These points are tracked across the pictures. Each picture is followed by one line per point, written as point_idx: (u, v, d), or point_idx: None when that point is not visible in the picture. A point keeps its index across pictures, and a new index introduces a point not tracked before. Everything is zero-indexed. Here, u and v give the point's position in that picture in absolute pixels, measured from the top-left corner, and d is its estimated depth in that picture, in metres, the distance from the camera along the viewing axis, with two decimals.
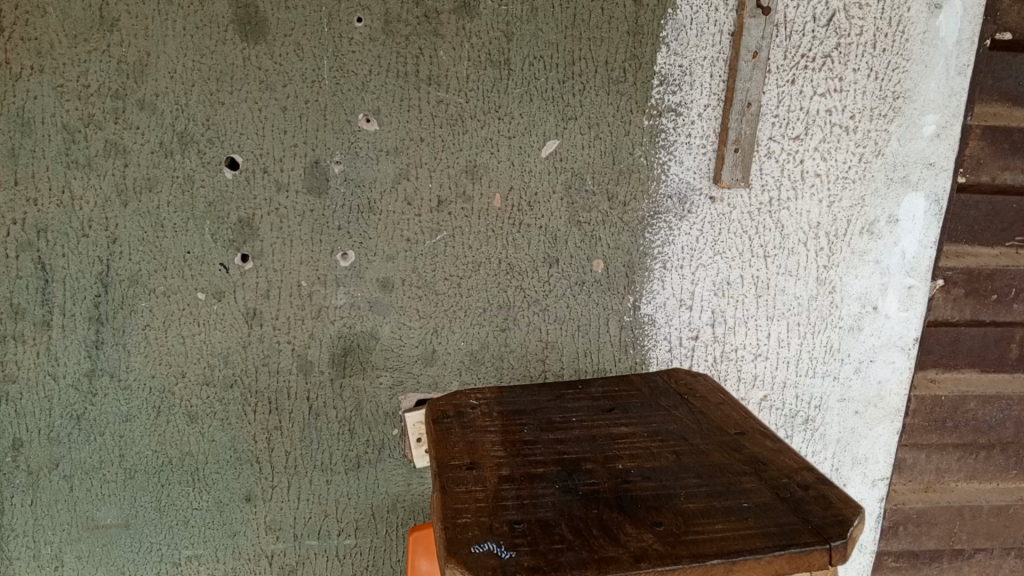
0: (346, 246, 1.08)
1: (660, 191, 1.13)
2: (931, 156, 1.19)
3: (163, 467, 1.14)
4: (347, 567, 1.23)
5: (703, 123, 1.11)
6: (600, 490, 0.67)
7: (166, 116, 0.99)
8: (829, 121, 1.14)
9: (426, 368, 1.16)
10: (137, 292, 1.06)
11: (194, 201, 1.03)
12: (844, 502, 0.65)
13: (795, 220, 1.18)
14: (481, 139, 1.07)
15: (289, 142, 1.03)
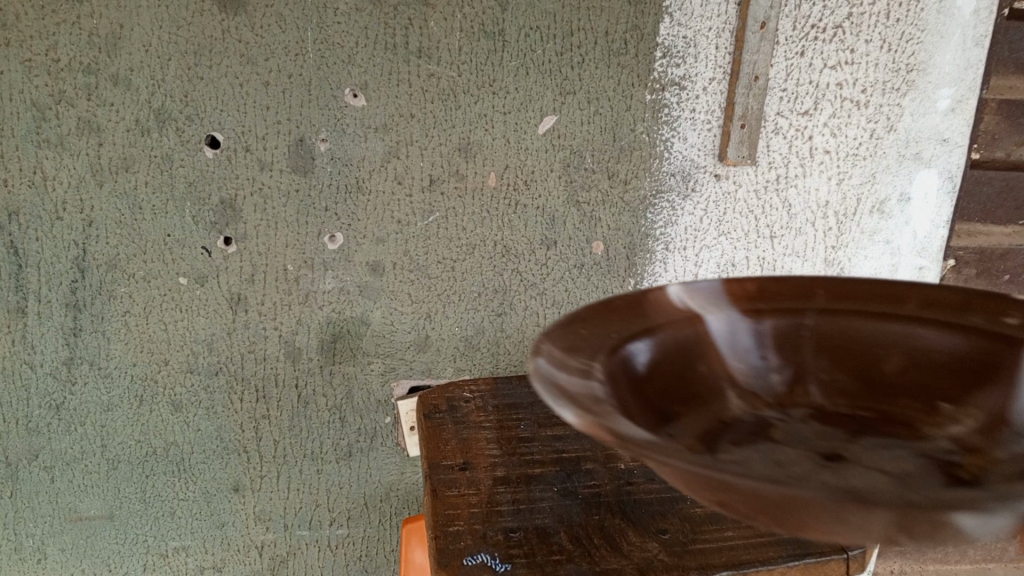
0: (334, 228, 1.04)
1: (663, 169, 1.08)
2: (945, 132, 1.13)
3: (147, 457, 1.10)
4: (339, 557, 1.20)
5: (707, 97, 1.06)
6: (601, 494, 0.63)
7: (142, 92, 0.94)
8: (839, 95, 1.09)
9: (419, 355, 1.12)
10: (115, 277, 1.01)
11: (174, 181, 0.98)
12: None
13: (803, 199, 1.14)
14: (475, 115, 1.02)
15: (272, 119, 0.98)
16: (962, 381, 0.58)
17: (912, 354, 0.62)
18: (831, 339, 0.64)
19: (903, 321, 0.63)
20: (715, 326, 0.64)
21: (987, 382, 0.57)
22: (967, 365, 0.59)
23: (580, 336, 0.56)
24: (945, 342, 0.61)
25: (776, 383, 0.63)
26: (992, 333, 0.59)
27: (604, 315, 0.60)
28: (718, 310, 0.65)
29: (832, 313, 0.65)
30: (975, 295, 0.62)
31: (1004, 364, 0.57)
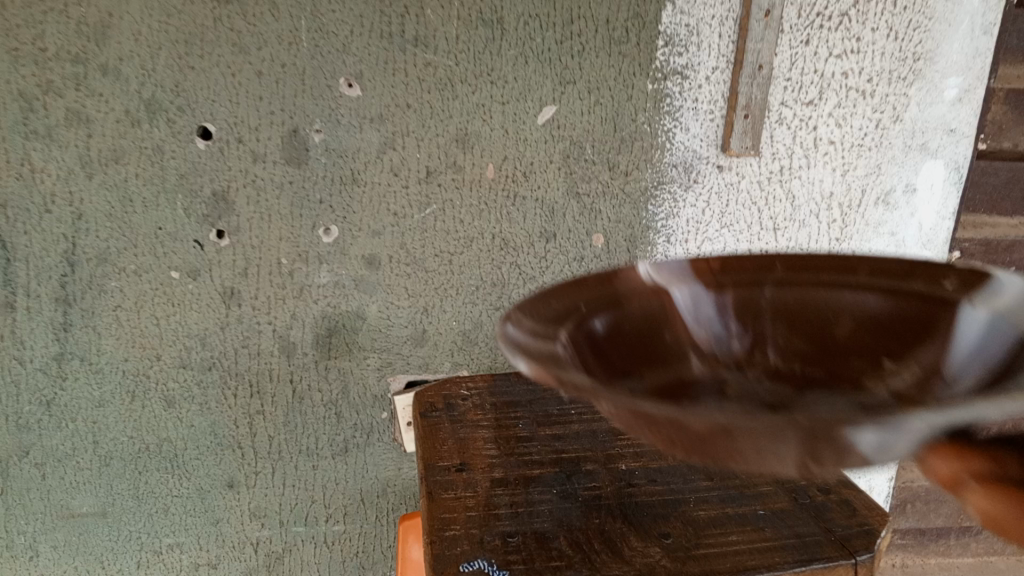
0: (329, 221, 1.01)
1: (665, 160, 1.06)
2: (952, 121, 1.11)
3: (140, 454, 1.08)
4: (335, 554, 1.19)
5: (710, 87, 1.04)
6: (602, 496, 0.62)
7: (131, 82, 0.92)
8: (844, 84, 1.06)
9: (417, 349, 1.10)
10: (106, 271, 0.99)
11: (165, 173, 0.96)
12: (869, 509, 0.60)
13: (807, 190, 1.12)
14: (473, 105, 0.99)
15: (265, 109, 0.95)
16: (905, 341, 0.57)
17: (858, 318, 0.61)
18: (790, 308, 0.64)
19: (853, 287, 0.62)
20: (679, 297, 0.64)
21: (926, 340, 0.56)
22: (908, 327, 0.58)
23: (549, 306, 0.57)
24: (891, 307, 0.60)
25: (737, 350, 0.63)
26: (933, 296, 0.58)
27: (573, 288, 0.61)
28: (681, 282, 0.65)
29: (788, 282, 0.65)
30: (921, 262, 0.61)
31: (943, 325, 0.55)
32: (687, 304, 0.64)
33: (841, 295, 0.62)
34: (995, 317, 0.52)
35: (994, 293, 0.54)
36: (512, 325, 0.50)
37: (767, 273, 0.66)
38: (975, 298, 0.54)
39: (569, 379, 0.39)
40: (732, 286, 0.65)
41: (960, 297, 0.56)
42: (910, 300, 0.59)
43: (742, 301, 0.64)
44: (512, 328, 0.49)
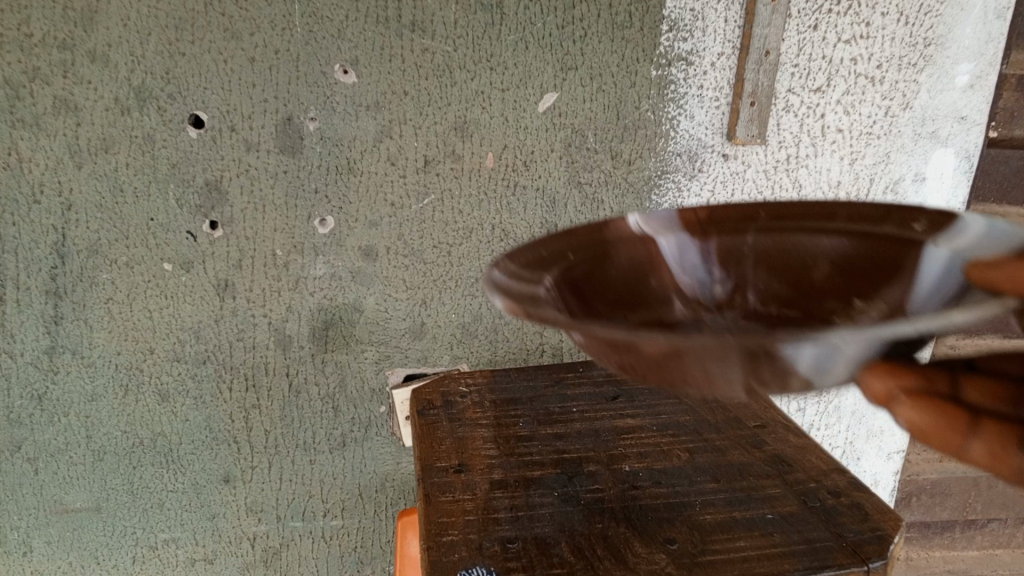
0: (324, 212, 0.99)
1: (669, 149, 1.04)
2: (963, 109, 1.08)
3: (134, 448, 1.06)
4: (334, 549, 1.17)
5: (716, 74, 1.01)
6: (604, 499, 0.60)
7: (120, 68, 0.89)
8: (853, 71, 1.04)
9: (415, 342, 1.08)
10: (97, 263, 0.97)
11: (156, 162, 0.94)
12: (881, 513, 0.58)
13: (813, 179, 1.09)
14: (472, 92, 0.97)
15: (259, 97, 0.93)
16: (876, 284, 0.54)
17: (831, 263, 0.57)
18: (771, 257, 0.60)
19: (827, 233, 0.58)
20: (664, 247, 0.62)
21: (895, 281, 0.52)
22: (879, 267, 0.54)
23: (535, 254, 0.57)
24: (866, 252, 0.56)
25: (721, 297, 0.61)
26: (906, 239, 0.54)
27: (560, 238, 0.61)
28: (667, 232, 0.62)
29: (770, 229, 0.61)
30: (898, 206, 0.57)
31: (912, 267, 0.51)
32: (674, 253, 0.62)
33: (816, 239, 0.59)
34: (959, 255, 0.48)
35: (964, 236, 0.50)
36: (497, 271, 0.52)
37: (751, 221, 0.62)
38: (941, 239, 0.51)
39: (540, 313, 0.42)
40: (716, 235, 0.62)
41: (930, 241, 0.51)
42: (882, 243, 0.55)
43: (725, 247, 0.62)
44: (496, 274, 0.51)
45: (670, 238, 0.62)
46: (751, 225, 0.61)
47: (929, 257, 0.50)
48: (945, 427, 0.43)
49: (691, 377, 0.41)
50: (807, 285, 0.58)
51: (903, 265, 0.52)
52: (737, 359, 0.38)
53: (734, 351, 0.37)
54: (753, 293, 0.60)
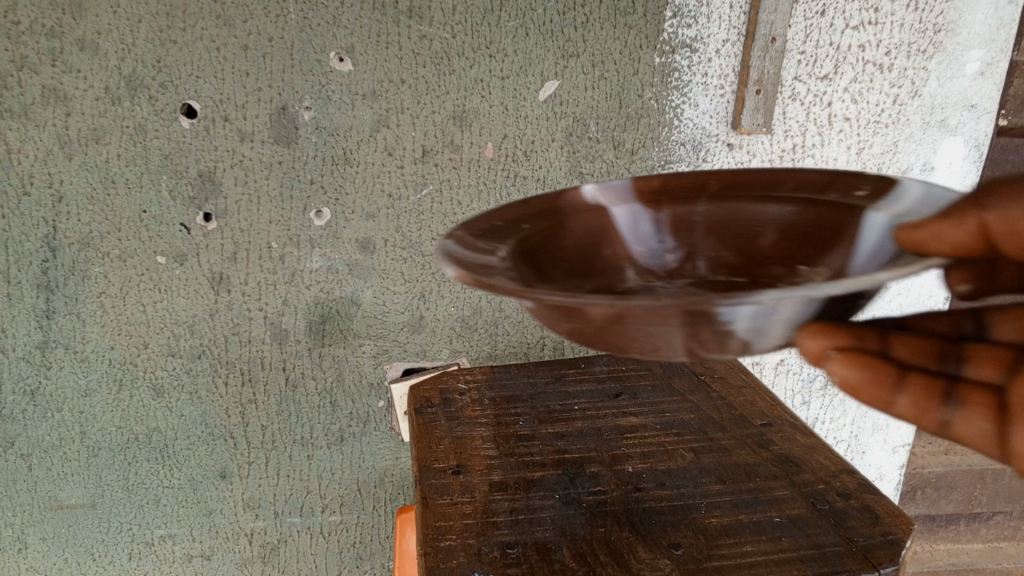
0: (320, 203, 0.97)
1: (672, 138, 1.01)
2: (973, 96, 1.05)
3: (128, 444, 1.05)
4: (332, 544, 1.16)
5: (721, 61, 0.98)
6: (607, 502, 0.58)
7: (110, 57, 0.87)
8: (861, 57, 1.01)
9: (414, 336, 1.06)
10: (88, 256, 0.95)
11: (148, 153, 0.92)
12: (893, 516, 0.56)
13: (820, 168, 1.07)
14: (471, 80, 0.95)
15: (252, 85, 0.91)
16: (821, 248, 0.53)
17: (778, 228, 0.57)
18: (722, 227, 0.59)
19: (773, 201, 0.58)
20: (618, 217, 0.60)
21: (842, 244, 0.52)
22: (825, 234, 0.54)
23: (490, 226, 0.57)
24: (813, 220, 0.55)
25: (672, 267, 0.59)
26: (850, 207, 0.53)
27: (514, 209, 0.59)
28: (622, 205, 0.61)
29: (720, 199, 0.60)
30: (842, 171, 0.56)
31: (856, 234, 0.51)
32: (629, 222, 0.60)
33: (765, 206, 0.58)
34: (898, 218, 0.48)
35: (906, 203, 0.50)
36: (450, 241, 0.51)
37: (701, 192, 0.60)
38: (881, 204, 0.51)
39: (491, 278, 0.42)
40: (668, 205, 0.61)
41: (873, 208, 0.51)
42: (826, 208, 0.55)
43: (677, 216, 0.60)
44: (450, 243, 0.50)
45: (624, 208, 0.60)
46: (702, 195, 0.60)
47: (871, 220, 0.50)
48: (874, 378, 0.42)
49: (636, 340, 0.42)
50: (755, 253, 0.57)
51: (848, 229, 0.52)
52: (676, 319, 0.39)
53: (676, 312, 0.38)
54: (703, 262, 0.59)
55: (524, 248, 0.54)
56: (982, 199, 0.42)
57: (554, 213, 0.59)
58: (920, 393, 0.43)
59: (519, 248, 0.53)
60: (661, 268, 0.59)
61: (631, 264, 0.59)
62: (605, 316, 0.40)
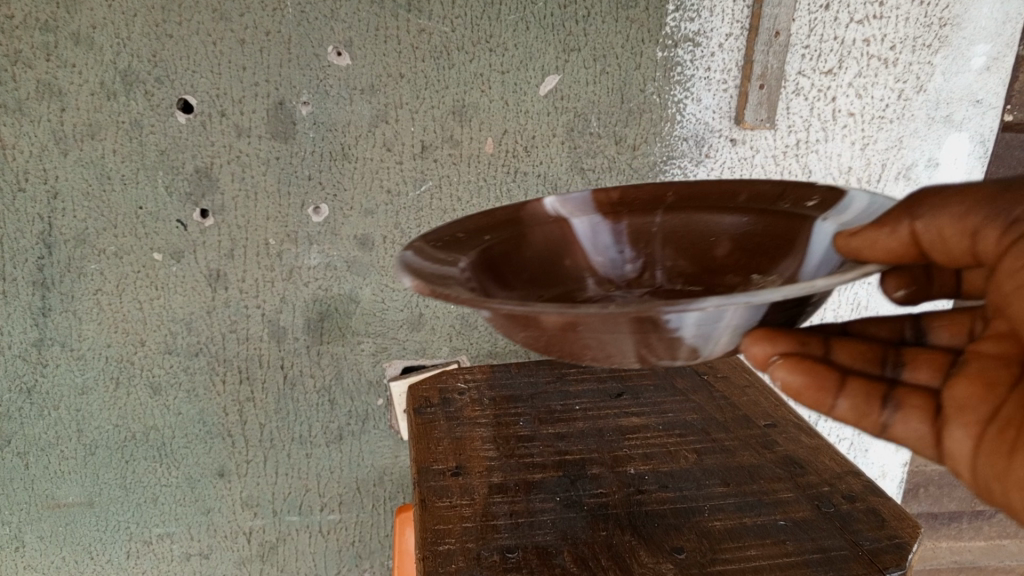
0: (318, 200, 0.96)
1: (674, 133, 1.00)
2: (979, 92, 1.04)
3: (126, 442, 1.04)
4: (331, 543, 1.15)
5: (724, 55, 0.97)
6: (609, 505, 0.57)
7: (105, 51, 0.86)
8: (865, 52, 1.00)
9: (413, 333, 1.05)
10: (84, 253, 0.94)
11: (144, 149, 0.91)
12: (899, 519, 0.55)
13: (824, 164, 1.06)
14: (471, 74, 0.93)
15: (249, 80, 0.90)
16: (773, 257, 0.56)
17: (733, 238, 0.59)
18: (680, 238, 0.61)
19: (728, 212, 0.60)
20: (579, 229, 0.62)
21: (791, 252, 0.54)
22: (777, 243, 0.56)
23: (451, 236, 0.58)
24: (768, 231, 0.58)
25: (632, 276, 0.61)
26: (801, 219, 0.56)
27: (476, 219, 0.60)
28: (582, 217, 0.63)
29: (677, 209, 0.62)
30: (793, 182, 0.58)
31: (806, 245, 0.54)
32: (589, 234, 0.62)
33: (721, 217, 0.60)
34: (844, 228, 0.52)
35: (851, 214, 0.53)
36: (410, 253, 0.52)
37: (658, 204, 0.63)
38: (829, 213, 0.54)
39: (446, 288, 0.44)
40: (628, 216, 0.63)
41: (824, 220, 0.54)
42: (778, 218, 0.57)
43: (636, 228, 0.62)
44: (410, 254, 0.51)
45: (583, 220, 0.62)
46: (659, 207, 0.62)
47: (820, 229, 0.53)
48: (813, 383, 0.47)
49: (587, 347, 0.44)
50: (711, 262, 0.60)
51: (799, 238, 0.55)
52: (625, 326, 0.41)
53: (625, 320, 0.40)
54: (662, 271, 0.61)
55: (485, 258, 0.55)
56: (914, 209, 0.48)
57: (515, 224, 0.61)
58: (862, 398, 0.48)
59: (481, 258, 0.55)
60: (621, 278, 0.61)
61: (592, 273, 0.61)
62: (557, 324, 0.42)
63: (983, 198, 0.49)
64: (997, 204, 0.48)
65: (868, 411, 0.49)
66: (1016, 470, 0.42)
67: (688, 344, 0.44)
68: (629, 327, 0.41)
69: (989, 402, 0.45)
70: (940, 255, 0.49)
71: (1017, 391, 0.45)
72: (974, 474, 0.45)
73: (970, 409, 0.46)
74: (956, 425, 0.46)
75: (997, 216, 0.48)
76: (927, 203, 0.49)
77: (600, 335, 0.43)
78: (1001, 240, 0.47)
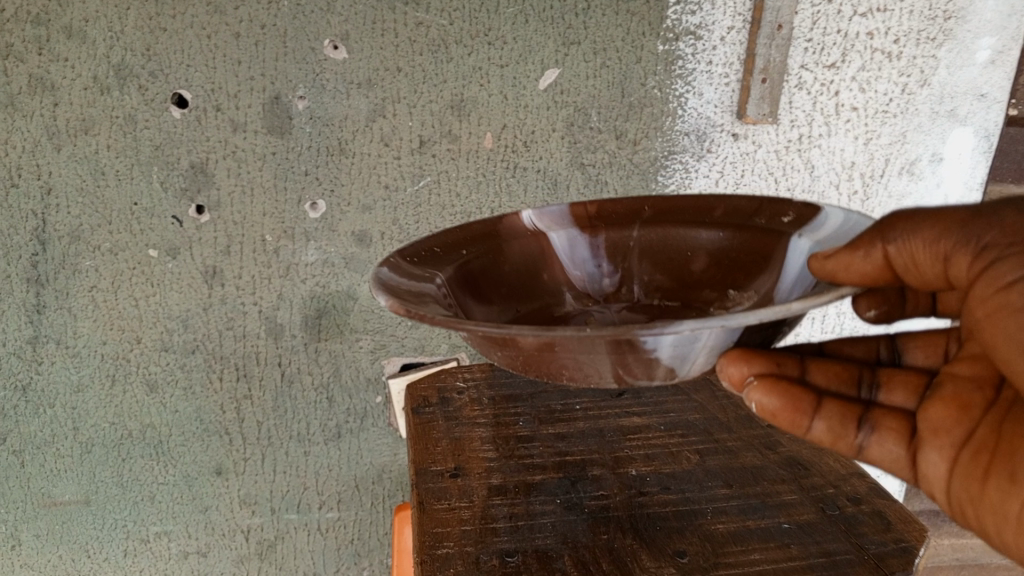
0: (315, 195, 0.95)
1: (676, 128, 0.99)
2: (984, 86, 1.03)
3: (122, 440, 1.03)
4: (330, 541, 1.14)
5: (726, 49, 0.96)
6: (610, 507, 0.56)
7: (99, 45, 0.85)
8: (869, 45, 0.98)
9: (411, 331, 1.04)
10: (79, 250, 0.93)
11: (139, 144, 0.89)
12: (905, 522, 0.54)
13: (827, 159, 1.05)
14: (469, 68, 0.92)
15: (245, 74, 0.88)
16: (750, 273, 0.56)
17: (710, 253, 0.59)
18: (657, 251, 0.61)
19: (704, 226, 0.60)
20: (556, 242, 0.62)
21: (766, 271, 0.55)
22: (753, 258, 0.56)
23: (428, 251, 0.57)
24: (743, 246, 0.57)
25: (608, 290, 0.61)
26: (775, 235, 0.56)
27: (453, 233, 0.60)
28: (560, 231, 0.63)
29: (654, 223, 0.62)
30: (768, 198, 0.58)
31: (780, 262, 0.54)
32: (567, 247, 0.62)
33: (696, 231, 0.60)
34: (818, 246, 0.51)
35: (821, 229, 0.53)
36: (385, 270, 0.52)
37: (636, 217, 0.62)
38: (805, 230, 0.54)
39: (422, 308, 0.44)
40: (604, 229, 0.62)
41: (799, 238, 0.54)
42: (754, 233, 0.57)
43: (613, 241, 0.62)
44: (386, 271, 0.51)
45: (560, 234, 0.62)
46: (636, 220, 0.62)
47: (796, 248, 0.53)
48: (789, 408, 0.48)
49: (564, 367, 0.45)
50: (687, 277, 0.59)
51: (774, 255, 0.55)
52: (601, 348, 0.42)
53: (601, 341, 0.41)
54: (639, 286, 0.61)
55: (462, 275, 0.55)
56: (885, 233, 0.47)
57: (492, 237, 0.61)
58: (837, 420, 0.49)
59: (457, 274, 0.55)
60: (598, 293, 0.61)
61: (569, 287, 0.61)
62: (534, 344, 0.42)
63: (955, 222, 0.47)
64: (968, 228, 0.47)
65: (844, 433, 0.50)
66: (989, 493, 0.44)
67: (664, 365, 0.44)
68: (605, 348, 0.42)
69: (963, 426, 0.47)
70: (913, 279, 0.49)
71: (991, 416, 0.46)
72: (947, 494, 0.47)
73: (943, 434, 0.48)
74: (931, 447, 0.48)
75: (968, 240, 0.46)
76: (900, 227, 0.47)
77: (577, 354, 0.43)
78: (973, 266, 0.46)
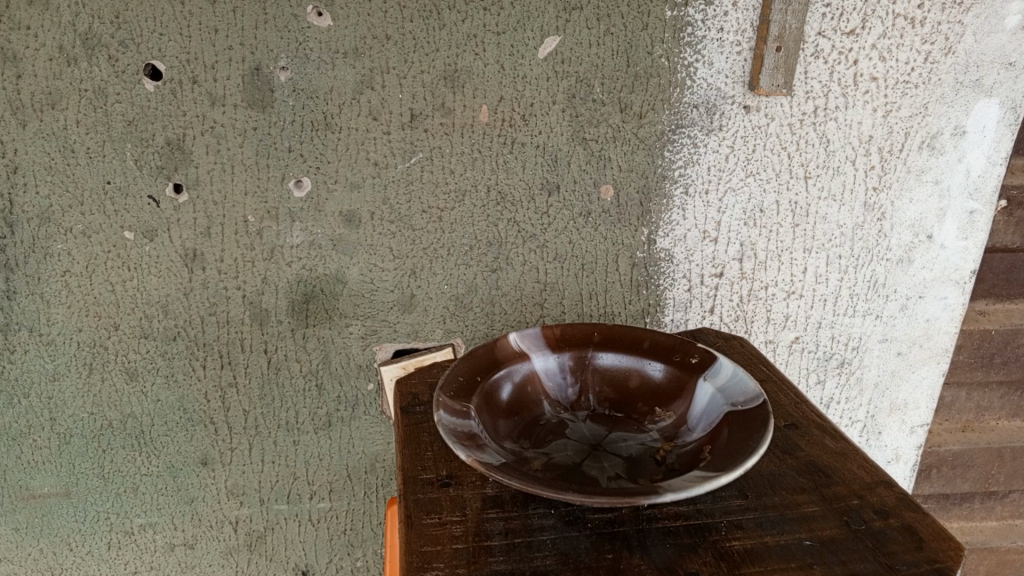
0: (300, 173, 0.89)
1: (684, 100, 0.93)
2: (1012, 53, 0.95)
3: (103, 431, 0.99)
4: (322, 532, 1.10)
5: (738, 14, 0.89)
6: (570, 407, 0.71)
7: (63, 11, 0.79)
8: (891, 10, 0.91)
9: (404, 316, 0.99)
10: (50, 232, 0.88)
11: (110, 119, 0.84)
12: (938, 539, 0.53)
13: (843, 133, 0.97)
14: (463, 35, 0.86)
15: (222, 44, 0.82)
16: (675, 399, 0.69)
17: (699, 441, 0.64)
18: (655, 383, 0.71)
19: (669, 362, 0.71)
20: (537, 366, 0.72)
21: (751, 440, 0.58)
22: (730, 448, 0.59)
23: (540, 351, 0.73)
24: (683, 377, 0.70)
25: (574, 398, 0.72)
26: (697, 374, 0.69)
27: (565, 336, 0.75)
28: (544, 345, 0.73)
29: (654, 351, 0.73)
30: (704, 352, 0.71)
31: (689, 387, 0.69)
32: (546, 371, 0.72)
33: (712, 426, 0.65)
34: (722, 395, 0.67)
35: (736, 382, 0.67)
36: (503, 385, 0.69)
37: (637, 344, 0.74)
38: (707, 375, 0.69)
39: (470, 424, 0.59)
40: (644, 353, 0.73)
41: (695, 377, 0.69)
42: (694, 374, 0.70)
43: (674, 380, 0.70)
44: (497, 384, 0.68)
45: (542, 355, 0.73)
46: (645, 348, 0.73)
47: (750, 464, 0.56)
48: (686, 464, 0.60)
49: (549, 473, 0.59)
50: (691, 434, 0.66)
51: (747, 450, 0.57)
52: (602, 337, 0.75)
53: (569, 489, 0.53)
54: (593, 396, 0.72)
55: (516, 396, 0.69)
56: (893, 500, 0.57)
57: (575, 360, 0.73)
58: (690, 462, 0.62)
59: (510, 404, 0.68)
60: (565, 401, 0.72)
61: (549, 400, 0.71)
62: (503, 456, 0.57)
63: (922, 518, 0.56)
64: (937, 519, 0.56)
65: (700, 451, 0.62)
66: None
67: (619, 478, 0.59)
68: (447, 408, 0.62)
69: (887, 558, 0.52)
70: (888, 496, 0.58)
71: None
72: None
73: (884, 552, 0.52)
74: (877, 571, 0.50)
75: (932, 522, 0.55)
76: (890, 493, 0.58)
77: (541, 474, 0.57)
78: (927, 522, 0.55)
